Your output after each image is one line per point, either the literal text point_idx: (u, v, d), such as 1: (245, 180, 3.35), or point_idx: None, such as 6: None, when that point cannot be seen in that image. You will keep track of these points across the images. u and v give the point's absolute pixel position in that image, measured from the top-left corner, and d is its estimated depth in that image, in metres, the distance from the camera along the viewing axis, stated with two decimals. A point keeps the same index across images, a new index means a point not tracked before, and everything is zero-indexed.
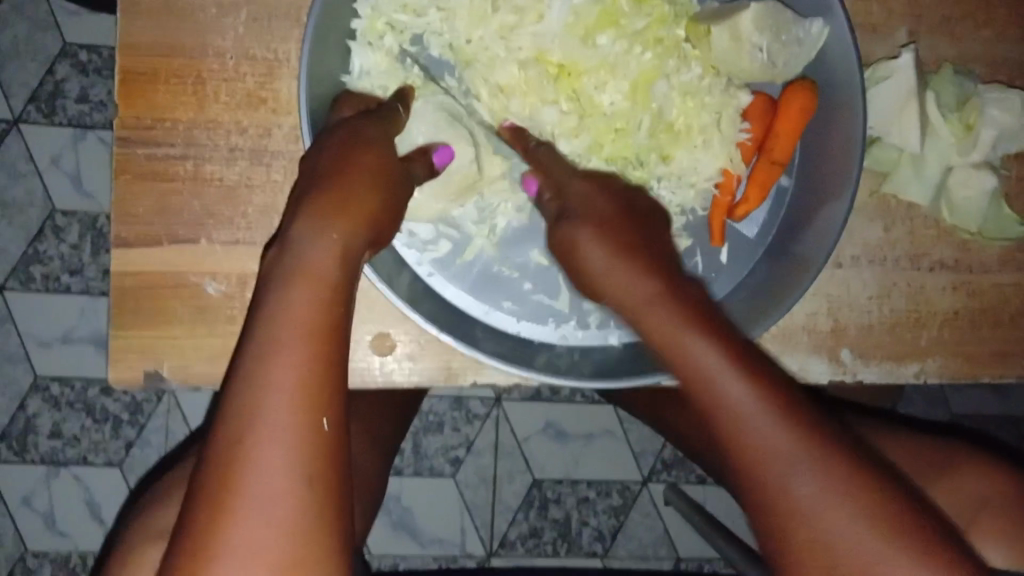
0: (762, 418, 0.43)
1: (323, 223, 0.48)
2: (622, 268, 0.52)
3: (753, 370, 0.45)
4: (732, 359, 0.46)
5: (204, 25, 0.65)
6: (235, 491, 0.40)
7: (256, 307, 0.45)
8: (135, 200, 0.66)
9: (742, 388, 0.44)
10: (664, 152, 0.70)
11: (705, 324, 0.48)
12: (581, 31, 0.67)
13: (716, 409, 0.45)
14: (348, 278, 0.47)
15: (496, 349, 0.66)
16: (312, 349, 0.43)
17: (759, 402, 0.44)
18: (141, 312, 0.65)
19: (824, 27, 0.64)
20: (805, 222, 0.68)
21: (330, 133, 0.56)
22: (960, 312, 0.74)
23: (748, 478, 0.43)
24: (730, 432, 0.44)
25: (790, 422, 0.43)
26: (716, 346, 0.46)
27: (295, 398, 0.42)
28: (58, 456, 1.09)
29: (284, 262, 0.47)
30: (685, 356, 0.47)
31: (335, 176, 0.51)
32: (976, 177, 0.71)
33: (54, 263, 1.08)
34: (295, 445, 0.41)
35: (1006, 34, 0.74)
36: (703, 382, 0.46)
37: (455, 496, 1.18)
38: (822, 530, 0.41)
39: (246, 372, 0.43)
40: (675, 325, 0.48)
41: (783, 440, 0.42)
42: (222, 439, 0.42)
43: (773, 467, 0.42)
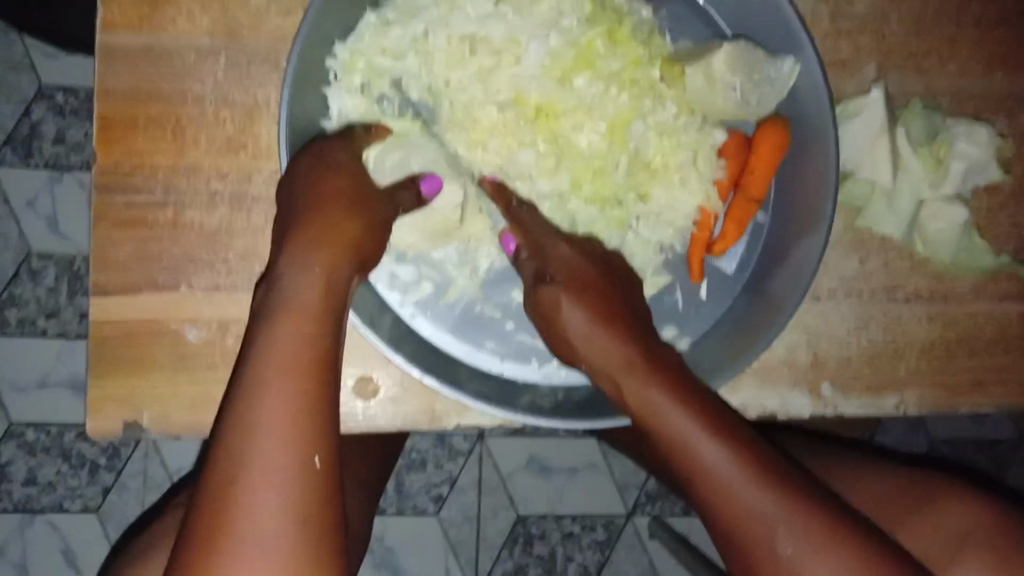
0: (757, 492, 0.50)
1: (306, 261, 0.50)
2: (607, 339, 0.60)
3: (718, 425, 0.54)
4: (700, 411, 0.55)
5: (184, 71, 0.65)
6: (232, 526, 0.41)
7: (245, 348, 0.47)
8: (114, 246, 0.65)
9: (708, 435, 0.53)
10: (642, 190, 0.71)
11: (681, 387, 0.57)
12: (558, 73, 0.68)
13: (692, 463, 0.53)
14: (333, 310, 0.49)
15: (480, 390, 0.66)
16: (301, 381, 0.44)
17: (747, 475, 0.51)
18: (120, 359, 0.65)
19: (795, 65, 0.66)
20: (781, 258, 0.70)
21: (298, 162, 0.57)
22: (936, 342, 0.75)
23: (710, 498, 0.52)
24: (697, 477, 0.53)
25: (750, 467, 0.51)
26: (692, 412, 0.54)
27: (292, 433, 0.43)
28: (32, 504, 1.06)
29: (270, 302, 0.48)
30: (664, 418, 0.55)
31: (312, 214, 0.53)
32: (948, 210, 0.72)
33: (30, 306, 1.07)
34: (290, 482, 0.42)
35: (971, 70, 0.77)
36: (673, 433, 0.54)
37: (439, 534, 1.16)
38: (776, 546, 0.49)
39: (238, 412, 0.44)
40: (639, 378, 0.57)
41: (747, 482, 0.51)
42: (213, 479, 0.42)
43: (743, 499, 0.50)
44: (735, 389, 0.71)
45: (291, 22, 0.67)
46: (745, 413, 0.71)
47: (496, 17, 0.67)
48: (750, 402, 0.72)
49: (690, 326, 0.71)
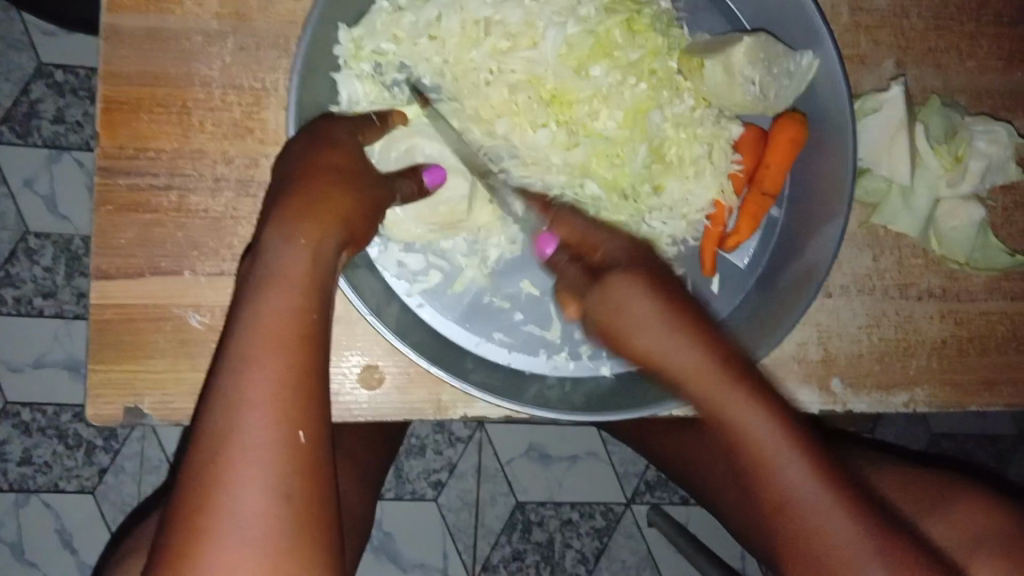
0: (827, 499, 0.47)
1: (291, 231, 0.46)
2: (677, 335, 0.50)
3: (803, 438, 0.49)
4: (789, 426, 0.49)
5: (190, 53, 0.64)
6: (212, 505, 0.39)
7: (230, 320, 0.44)
8: (117, 231, 0.64)
9: (790, 450, 0.48)
10: (656, 183, 0.70)
11: (771, 397, 0.50)
12: (574, 61, 0.67)
13: (771, 489, 0.49)
14: (323, 282, 0.46)
15: (487, 381, 0.65)
16: (287, 357, 0.42)
17: (834, 500, 0.47)
18: (122, 346, 0.63)
19: (814, 59, 0.65)
20: (796, 253, 0.69)
21: (297, 137, 0.54)
22: (948, 340, 0.74)
23: (794, 527, 0.48)
24: (781, 505, 0.48)
25: (835, 498, 0.47)
26: (775, 420, 0.49)
27: (274, 409, 0.41)
28: (28, 483, 1.05)
29: (255, 272, 0.45)
30: (772, 460, 0.48)
31: (304, 185, 0.49)
32: (964, 207, 0.72)
33: (28, 286, 1.05)
34: (269, 460, 0.40)
35: (991, 66, 0.75)
36: (759, 451, 0.49)
37: (437, 520, 1.16)
38: (838, 560, 0.47)
39: (220, 387, 0.41)
40: (737, 402, 0.49)
41: (834, 501, 0.47)
42: (195, 455, 0.40)
43: (829, 519, 0.47)
44: None
45: (299, 5, 0.65)
46: None
47: (511, 2, 0.66)
48: None
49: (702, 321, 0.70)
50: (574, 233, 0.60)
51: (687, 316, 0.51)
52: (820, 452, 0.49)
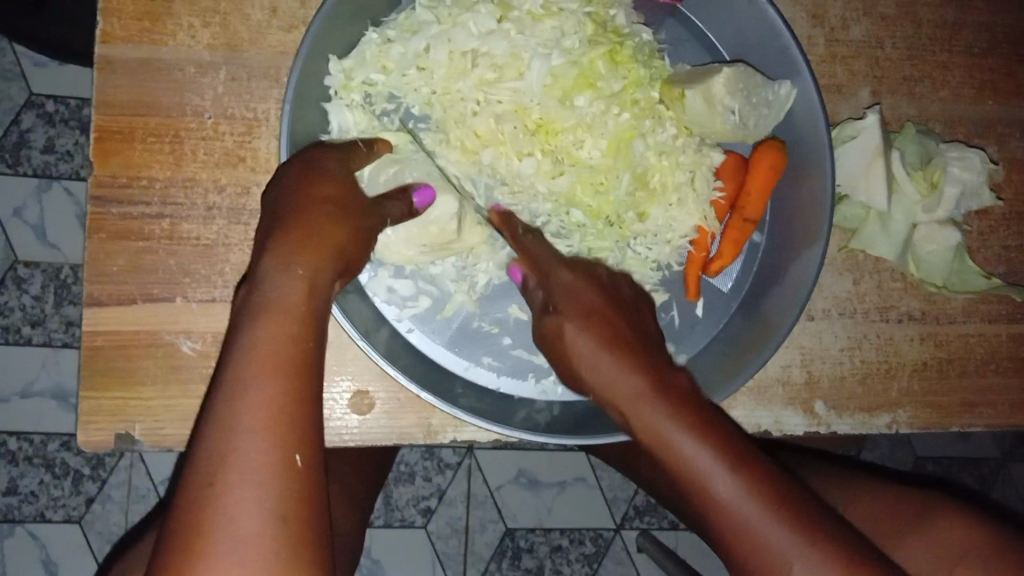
0: (783, 533, 0.45)
1: (287, 261, 0.47)
2: (613, 362, 0.53)
3: (733, 450, 0.48)
4: (713, 440, 0.48)
5: (182, 84, 0.65)
6: (208, 527, 0.39)
7: (226, 347, 0.45)
8: (108, 259, 0.64)
9: (752, 499, 0.46)
10: (640, 210, 0.71)
11: (693, 408, 0.50)
12: (559, 92, 0.68)
13: (711, 501, 0.47)
14: (318, 312, 0.47)
15: (475, 405, 0.66)
16: (283, 381, 0.43)
17: (767, 512, 0.46)
18: (112, 372, 0.64)
19: (791, 89, 0.67)
20: (777, 277, 0.70)
21: (289, 167, 0.56)
22: (928, 362, 0.76)
23: (734, 540, 0.47)
24: (723, 520, 0.47)
25: (773, 505, 0.46)
26: (701, 437, 0.48)
27: (272, 430, 0.41)
28: (14, 514, 1.05)
29: (251, 301, 0.46)
30: (705, 477, 0.47)
31: (296, 214, 0.51)
32: (941, 232, 0.73)
33: (15, 314, 1.05)
34: (266, 481, 0.40)
35: (963, 96, 0.78)
36: (687, 468, 0.48)
37: (427, 548, 1.16)
38: (783, 568, 0.45)
39: (217, 410, 0.42)
40: (667, 424, 0.49)
41: (768, 515, 0.46)
42: (192, 476, 0.41)
43: (761, 534, 0.46)
44: (730, 408, 0.72)
45: (291, 37, 0.67)
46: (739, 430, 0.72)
47: (497, 34, 0.67)
48: (743, 421, 0.72)
49: (685, 345, 0.72)
50: (562, 296, 0.59)
51: (617, 339, 0.54)
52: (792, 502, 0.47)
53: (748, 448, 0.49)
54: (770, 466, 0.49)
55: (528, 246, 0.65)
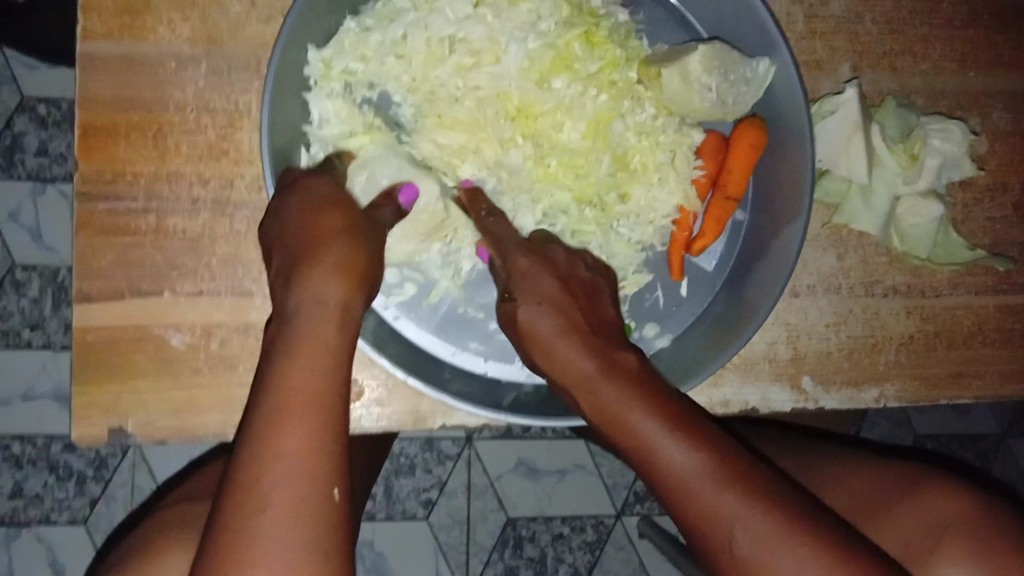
0: (728, 494, 0.44)
1: (322, 291, 0.48)
2: (570, 344, 0.54)
3: (686, 421, 0.48)
4: (665, 412, 0.48)
5: (164, 79, 0.66)
6: (245, 560, 0.39)
7: (261, 380, 0.45)
8: (97, 255, 0.65)
9: (695, 456, 0.46)
10: (622, 191, 0.71)
11: (650, 389, 0.50)
12: (536, 75, 0.69)
13: (659, 472, 0.47)
14: (349, 343, 0.47)
15: (463, 391, 0.67)
16: (318, 415, 0.43)
17: (710, 476, 0.45)
18: (104, 366, 0.65)
19: (770, 66, 0.67)
20: (761, 255, 0.70)
21: (293, 191, 0.56)
22: (916, 335, 0.76)
23: (678, 506, 0.46)
24: (688, 510, 0.45)
25: (717, 466, 0.45)
26: (654, 410, 0.48)
27: (312, 465, 0.42)
28: (19, 516, 1.06)
29: (282, 336, 0.46)
30: (653, 445, 0.47)
31: (315, 244, 0.50)
32: (923, 205, 0.74)
33: (13, 318, 1.06)
34: (304, 515, 0.41)
35: (943, 68, 0.78)
36: (642, 439, 0.48)
37: (428, 539, 1.16)
38: (722, 529, 0.44)
39: (254, 445, 0.42)
40: (624, 401, 0.49)
41: (715, 476, 0.45)
42: (229, 509, 0.41)
43: (711, 502, 0.44)
44: (718, 384, 0.72)
45: (269, 30, 0.67)
46: (727, 407, 0.72)
47: (474, 19, 0.68)
48: (732, 398, 0.72)
49: (671, 324, 0.72)
50: (521, 281, 0.60)
51: (574, 320, 0.56)
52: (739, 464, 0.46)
53: (702, 424, 0.49)
54: (724, 439, 0.48)
55: (510, 251, 0.63)
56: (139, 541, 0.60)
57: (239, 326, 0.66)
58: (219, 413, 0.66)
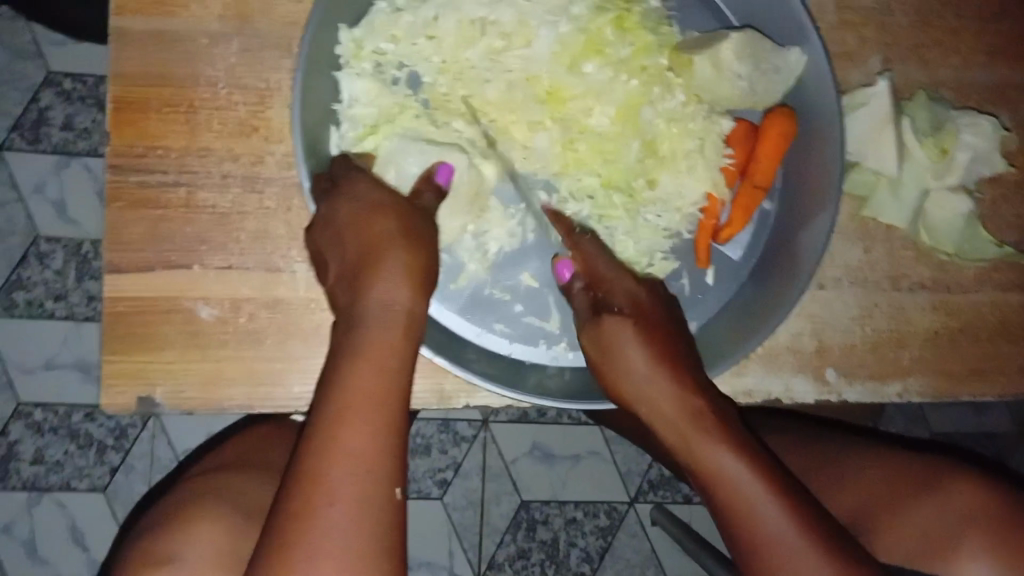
0: (812, 555, 0.51)
1: (392, 294, 0.51)
2: (665, 386, 0.59)
3: (779, 482, 0.54)
4: (763, 474, 0.54)
5: (196, 55, 0.66)
6: (300, 541, 0.43)
7: (325, 380, 0.49)
8: (127, 227, 0.66)
9: (763, 488, 0.53)
10: (650, 176, 0.72)
11: (746, 445, 0.56)
12: (568, 59, 0.70)
13: (754, 529, 0.53)
14: (411, 343, 0.51)
15: (487, 370, 0.67)
16: (376, 415, 0.47)
17: (804, 537, 0.51)
18: (132, 337, 0.65)
19: (801, 56, 0.66)
20: (789, 244, 0.70)
21: (342, 190, 0.58)
22: (940, 331, 0.76)
23: (761, 560, 0.53)
24: (764, 545, 0.52)
25: (822, 548, 0.51)
26: (756, 473, 0.54)
27: (373, 464, 0.45)
28: (40, 483, 1.07)
29: (352, 336, 0.50)
30: (744, 498, 0.54)
31: (376, 248, 0.53)
32: (952, 199, 0.73)
33: (38, 289, 1.08)
34: (353, 505, 0.44)
35: (976, 62, 0.77)
36: (738, 495, 0.54)
37: (443, 519, 1.17)
38: None
39: (317, 438, 0.46)
40: (720, 454, 0.55)
41: (782, 510, 0.52)
42: (291, 492, 0.45)
43: (796, 557, 0.51)
44: (742, 373, 0.72)
45: (300, 8, 0.68)
46: (750, 396, 0.72)
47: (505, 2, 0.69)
48: (755, 388, 0.72)
49: (697, 312, 0.71)
50: (625, 302, 0.63)
51: (678, 369, 0.60)
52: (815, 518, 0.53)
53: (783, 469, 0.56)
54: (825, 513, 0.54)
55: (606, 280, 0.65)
56: (167, 509, 0.62)
57: (266, 302, 0.67)
58: (245, 387, 0.67)
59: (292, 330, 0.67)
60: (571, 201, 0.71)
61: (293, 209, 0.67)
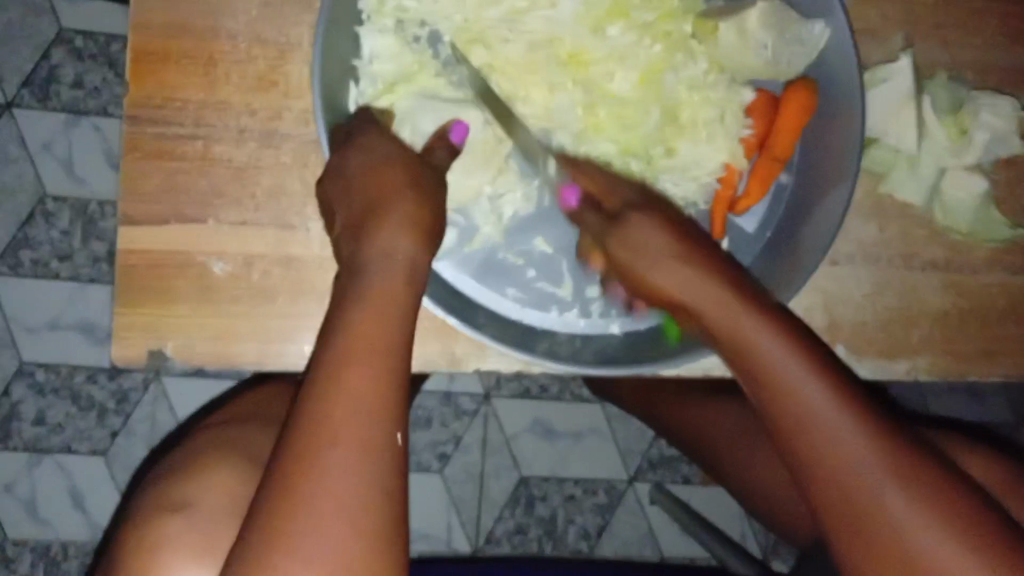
0: (852, 434, 0.47)
1: (393, 244, 0.50)
2: (687, 267, 0.54)
3: (821, 367, 0.50)
4: (843, 396, 0.48)
5: (216, 7, 0.66)
6: (303, 485, 0.42)
7: (326, 329, 0.48)
8: (142, 179, 0.65)
9: (804, 369, 0.49)
10: (669, 144, 0.72)
11: (783, 324, 0.52)
12: (591, 22, 0.70)
13: (835, 462, 0.47)
14: (413, 292, 0.50)
15: (500, 333, 0.66)
16: (380, 361, 0.46)
17: (846, 416, 0.47)
18: (146, 290, 0.65)
19: (826, 28, 0.65)
20: (804, 218, 0.69)
21: (348, 152, 0.57)
22: (950, 311, 0.76)
23: (800, 443, 0.48)
24: (796, 419, 0.48)
25: (899, 474, 0.45)
26: (825, 384, 0.48)
27: (373, 409, 0.45)
28: (42, 443, 1.07)
29: (353, 286, 0.49)
30: (792, 379, 0.49)
31: (385, 200, 0.52)
32: (968, 179, 0.74)
33: (44, 248, 1.07)
34: (356, 448, 0.43)
35: (997, 43, 0.77)
36: (776, 375, 0.50)
37: (442, 491, 1.18)
38: (856, 478, 0.46)
39: (321, 384, 0.45)
40: (727, 304, 0.52)
41: (818, 385, 0.48)
42: (294, 437, 0.44)
43: (878, 490, 0.45)
44: None
45: None
46: None
47: None
48: None
49: None
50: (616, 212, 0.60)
51: (690, 246, 0.55)
52: (868, 412, 0.48)
53: (810, 339, 0.52)
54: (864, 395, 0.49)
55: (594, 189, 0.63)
56: (176, 461, 0.62)
57: (280, 259, 0.67)
58: (257, 344, 0.66)
59: (306, 289, 0.67)
60: (587, 165, 0.71)
61: (309, 165, 0.67)
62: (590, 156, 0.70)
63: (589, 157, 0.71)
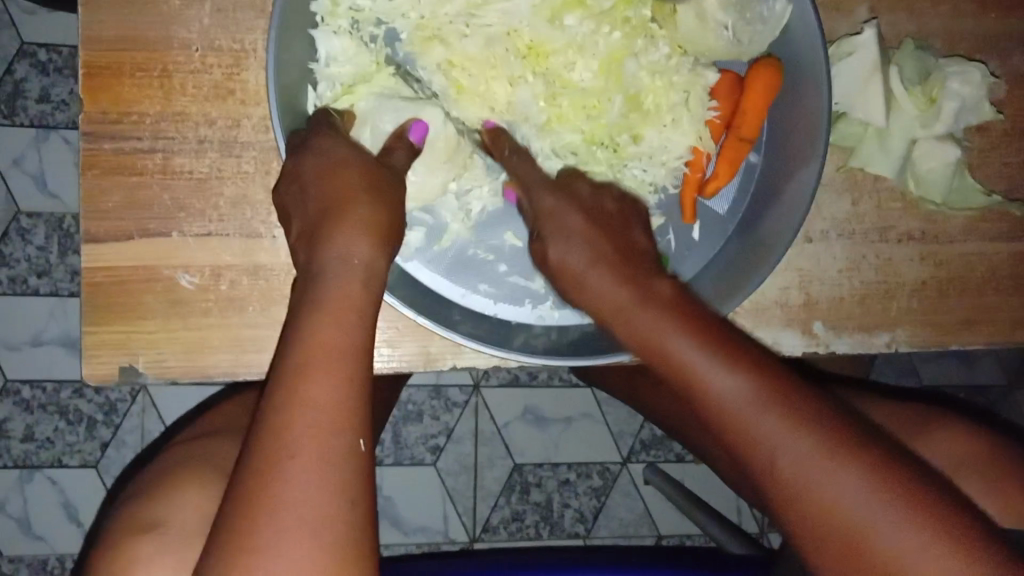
0: (767, 415, 0.44)
1: (350, 249, 0.50)
2: (603, 274, 0.56)
3: (731, 347, 0.48)
4: (756, 372, 0.46)
5: (168, 16, 0.64)
6: (267, 498, 0.42)
7: (285, 339, 0.47)
8: (104, 195, 0.64)
9: (710, 356, 0.47)
10: (635, 132, 0.71)
11: (690, 316, 0.50)
12: (548, 12, 0.68)
13: (760, 454, 0.44)
14: (371, 297, 0.49)
15: (474, 331, 0.66)
16: (340, 366, 0.45)
17: (760, 400, 0.45)
18: (115, 308, 0.64)
19: (788, 4, 0.64)
20: (774, 197, 0.69)
21: (303, 158, 0.56)
22: (928, 281, 0.76)
23: (723, 430, 0.46)
24: (713, 408, 0.46)
25: (831, 452, 0.43)
26: (740, 370, 0.46)
27: (333, 415, 0.44)
28: (31, 460, 1.07)
29: (310, 294, 0.48)
30: (697, 370, 0.47)
31: (340, 207, 0.51)
32: (940, 148, 0.73)
33: (20, 265, 1.06)
34: (319, 457, 0.43)
35: (965, 9, 0.76)
36: (687, 370, 0.48)
37: (436, 483, 1.18)
38: (775, 458, 0.44)
39: (281, 394, 0.44)
40: (634, 308, 0.53)
41: (729, 369, 0.47)
42: (256, 450, 0.43)
43: (829, 489, 0.42)
44: None
45: None
46: None
47: None
48: None
49: (682, 267, 0.71)
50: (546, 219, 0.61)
51: (630, 262, 0.56)
52: (792, 392, 0.45)
53: (721, 325, 0.50)
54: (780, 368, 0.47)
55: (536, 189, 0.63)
56: (157, 478, 0.61)
57: (248, 268, 0.66)
58: (230, 355, 0.66)
59: (276, 297, 0.66)
60: (552, 155, 0.70)
61: (272, 172, 0.66)
62: (556, 147, 0.70)
63: (555, 148, 0.70)
